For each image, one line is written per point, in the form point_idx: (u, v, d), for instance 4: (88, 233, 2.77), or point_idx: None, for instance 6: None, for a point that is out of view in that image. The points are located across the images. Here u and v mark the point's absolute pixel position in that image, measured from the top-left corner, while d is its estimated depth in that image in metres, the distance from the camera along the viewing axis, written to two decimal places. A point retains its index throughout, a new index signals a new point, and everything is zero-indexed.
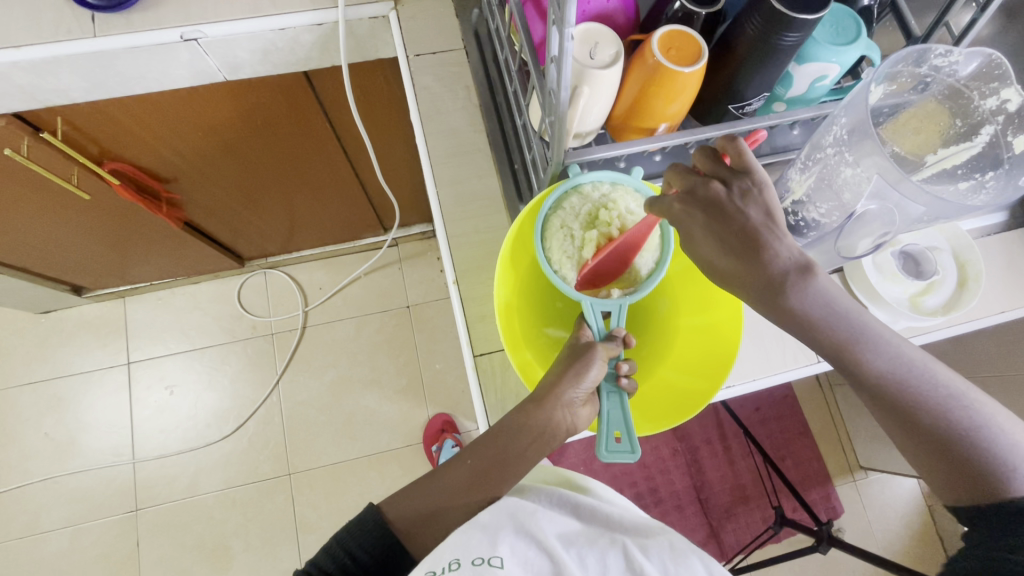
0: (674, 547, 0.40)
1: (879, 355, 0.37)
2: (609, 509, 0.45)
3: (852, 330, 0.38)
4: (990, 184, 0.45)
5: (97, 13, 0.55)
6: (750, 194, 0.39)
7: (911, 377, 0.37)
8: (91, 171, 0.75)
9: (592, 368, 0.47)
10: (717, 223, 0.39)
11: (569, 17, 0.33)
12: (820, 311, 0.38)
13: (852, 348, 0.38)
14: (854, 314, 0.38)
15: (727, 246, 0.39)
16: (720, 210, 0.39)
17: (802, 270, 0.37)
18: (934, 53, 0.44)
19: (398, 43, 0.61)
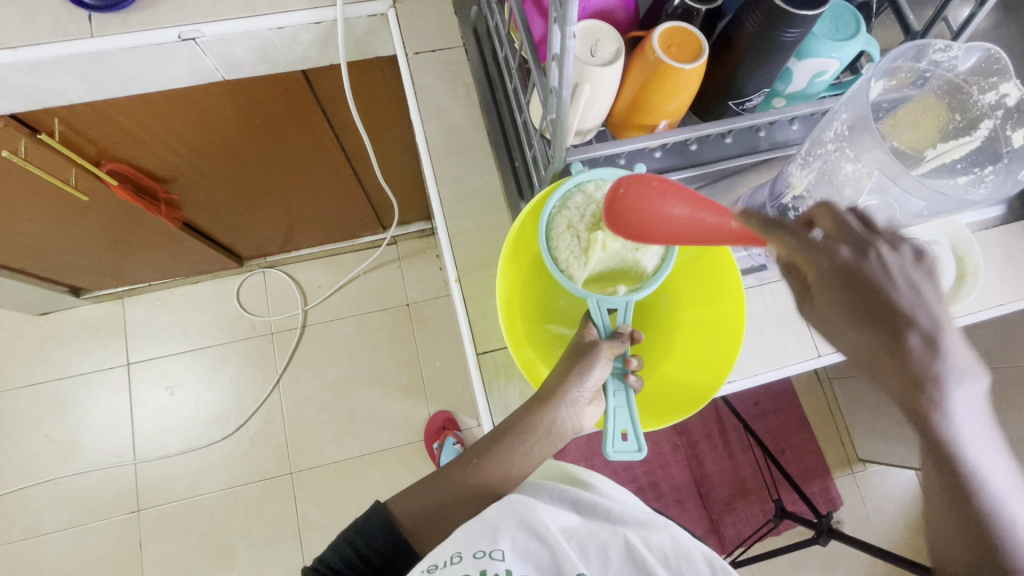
0: (675, 541, 0.40)
1: (1020, 511, 0.33)
2: (612, 503, 0.45)
3: (1001, 481, 0.32)
4: (990, 179, 0.46)
5: (94, 13, 0.54)
6: (911, 266, 0.34)
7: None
8: (89, 172, 0.75)
9: (598, 366, 0.46)
10: (859, 300, 0.34)
11: (571, 15, 0.33)
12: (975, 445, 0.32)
13: (998, 501, 0.32)
14: (1004, 460, 0.33)
15: (876, 325, 0.33)
16: (876, 287, 0.33)
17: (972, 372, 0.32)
18: (933, 49, 0.45)
19: (397, 41, 0.61)
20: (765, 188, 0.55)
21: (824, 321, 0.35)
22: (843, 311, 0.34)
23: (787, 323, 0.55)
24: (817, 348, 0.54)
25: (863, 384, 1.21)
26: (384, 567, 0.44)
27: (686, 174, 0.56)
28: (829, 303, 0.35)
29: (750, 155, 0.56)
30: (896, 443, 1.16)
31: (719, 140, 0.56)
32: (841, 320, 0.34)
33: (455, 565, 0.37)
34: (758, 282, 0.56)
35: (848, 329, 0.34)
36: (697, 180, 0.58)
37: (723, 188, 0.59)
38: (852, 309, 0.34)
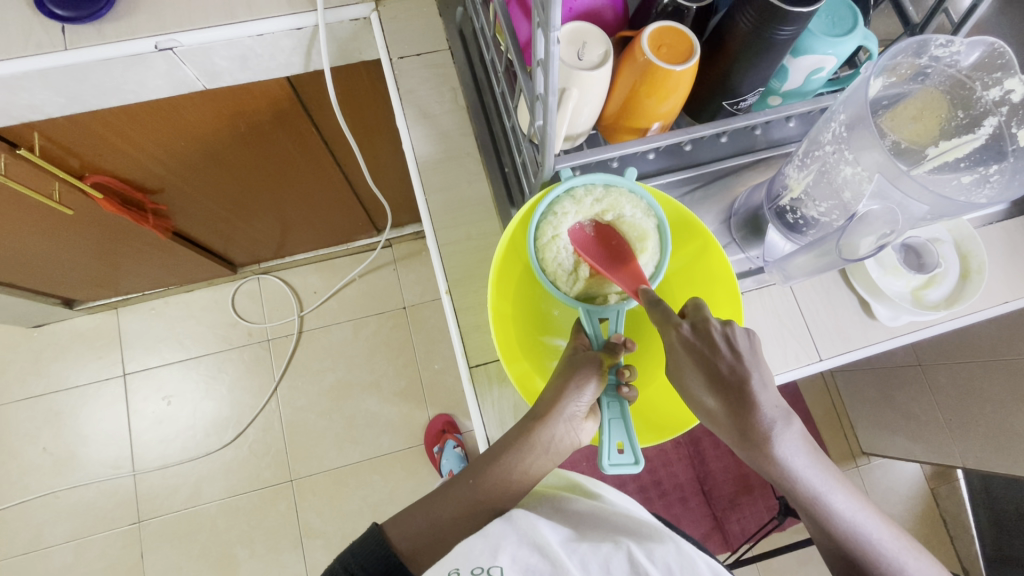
0: (680, 551, 0.39)
1: (839, 509, 0.42)
2: (614, 513, 0.44)
3: (819, 485, 0.42)
4: (995, 178, 0.44)
5: (67, 24, 0.53)
6: (735, 343, 0.41)
7: (864, 530, 0.42)
8: (73, 185, 0.73)
9: (593, 380, 0.45)
10: (703, 367, 0.40)
11: (555, 19, 0.31)
12: (799, 467, 0.41)
13: (817, 499, 0.42)
14: (822, 471, 0.42)
15: (711, 385, 0.40)
16: (712, 354, 0.40)
17: (783, 418, 0.40)
18: (934, 43, 0.43)
19: (381, 45, 0.59)
20: (763, 188, 0.53)
21: (675, 366, 0.42)
22: (691, 369, 0.41)
23: (789, 328, 0.53)
24: (818, 352, 0.53)
25: (866, 378, 1.20)
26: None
27: (681, 176, 0.54)
28: (682, 368, 0.41)
29: (745, 155, 0.55)
30: (899, 436, 1.16)
31: (714, 141, 0.55)
32: (691, 384, 0.41)
33: None
34: (756, 285, 0.54)
35: (687, 372, 0.41)
36: (692, 182, 0.56)
37: (718, 189, 0.57)
38: (694, 373, 0.41)
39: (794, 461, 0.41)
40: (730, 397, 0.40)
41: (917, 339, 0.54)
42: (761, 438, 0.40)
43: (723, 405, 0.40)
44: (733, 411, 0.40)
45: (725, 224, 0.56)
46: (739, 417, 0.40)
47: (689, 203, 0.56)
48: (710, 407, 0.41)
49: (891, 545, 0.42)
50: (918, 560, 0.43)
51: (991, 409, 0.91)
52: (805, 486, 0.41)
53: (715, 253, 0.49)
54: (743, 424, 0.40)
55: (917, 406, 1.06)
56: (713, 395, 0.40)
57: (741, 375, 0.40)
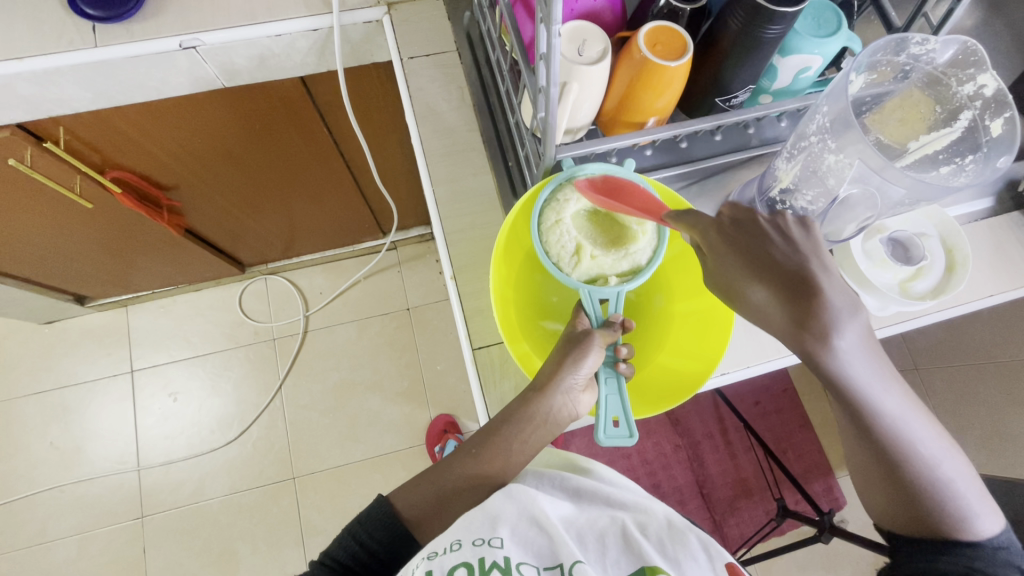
0: (672, 526, 0.41)
1: (888, 408, 0.39)
2: (612, 490, 0.46)
3: (874, 376, 0.37)
4: (970, 167, 0.47)
5: (98, 24, 0.56)
6: (787, 231, 0.39)
7: (907, 428, 0.40)
8: (93, 180, 0.76)
9: (591, 354, 0.47)
10: (746, 257, 0.39)
11: (556, 14, 0.34)
12: (856, 359, 0.36)
13: (869, 395, 0.38)
14: (878, 366, 0.38)
15: (764, 273, 0.38)
16: (762, 242, 0.39)
17: (849, 305, 0.36)
18: (912, 41, 0.46)
19: (392, 46, 0.62)
20: (754, 185, 0.55)
21: (728, 256, 0.40)
22: (741, 256, 0.39)
23: None
24: None
25: None
26: (387, 558, 0.44)
27: (677, 170, 0.57)
28: (734, 259, 0.40)
29: (741, 152, 0.57)
30: None
31: (709, 137, 0.57)
32: (739, 277, 0.39)
33: (453, 552, 0.38)
34: None
35: (740, 258, 0.39)
36: (689, 176, 0.59)
37: (714, 185, 0.60)
38: (741, 262, 0.39)
39: (852, 351, 0.36)
40: (783, 282, 0.37)
41: (904, 330, 0.56)
42: (824, 328, 0.36)
43: (776, 291, 0.37)
44: (785, 299, 0.37)
45: None
46: (796, 307, 0.36)
47: (687, 196, 0.59)
48: (762, 302, 0.38)
49: (928, 441, 0.41)
50: (951, 456, 0.42)
51: (985, 411, 0.92)
52: (858, 379, 0.37)
53: None
54: (800, 313, 0.36)
55: None
56: (762, 288, 0.38)
57: (798, 260, 0.38)
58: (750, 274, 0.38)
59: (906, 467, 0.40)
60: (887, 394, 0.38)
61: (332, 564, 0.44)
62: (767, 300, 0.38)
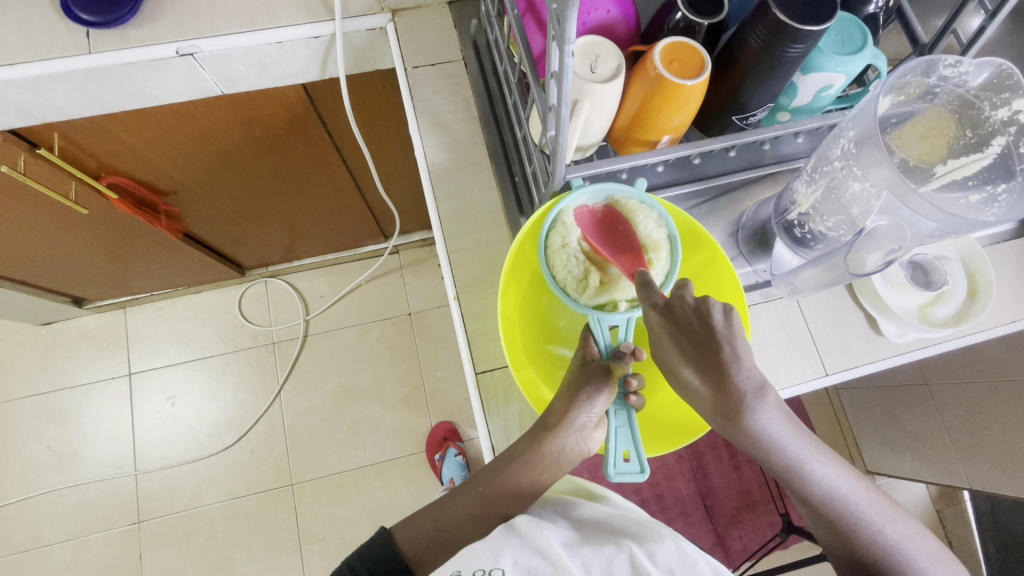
0: (682, 551, 0.39)
1: (827, 484, 0.40)
2: (617, 516, 0.44)
3: (795, 450, 0.40)
4: (1003, 198, 0.45)
5: (91, 29, 0.54)
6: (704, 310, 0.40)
7: (848, 501, 0.40)
8: (89, 185, 0.75)
9: (604, 394, 0.45)
10: (679, 338, 0.40)
11: (570, 34, 0.32)
12: (775, 431, 0.39)
13: (795, 467, 0.40)
14: (803, 440, 0.40)
15: (688, 360, 0.40)
16: (687, 327, 0.40)
17: (758, 390, 0.38)
18: (944, 63, 0.43)
19: (396, 55, 0.60)
20: (771, 203, 0.53)
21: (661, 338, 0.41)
22: (672, 341, 0.40)
23: (796, 341, 0.53)
24: (824, 366, 0.53)
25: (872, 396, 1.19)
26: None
27: (689, 188, 0.55)
28: (665, 342, 0.41)
29: (754, 170, 0.55)
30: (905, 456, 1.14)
31: (722, 154, 0.55)
32: (670, 356, 0.41)
33: None
34: (763, 298, 0.54)
35: (671, 342, 0.40)
36: (700, 195, 0.56)
37: (727, 203, 0.57)
38: (672, 345, 0.41)
39: (769, 428, 0.39)
40: (705, 365, 0.39)
41: (923, 357, 0.54)
42: (736, 411, 0.39)
43: (699, 375, 0.39)
44: (707, 381, 0.39)
45: (734, 235, 0.56)
46: (717, 387, 0.39)
47: (697, 215, 0.56)
48: (689, 381, 0.40)
49: (877, 514, 0.40)
50: (911, 534, 0.40)
51: (997, 430, 0.90)
52: (786, 453, 0.40)
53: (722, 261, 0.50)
54: (720, 393, 0.39)
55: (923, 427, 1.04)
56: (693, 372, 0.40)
57: (715, 345, 0.39)
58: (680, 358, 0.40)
59: (858, 545, 0.39)
60: (825, 468, 0.41)
61: None
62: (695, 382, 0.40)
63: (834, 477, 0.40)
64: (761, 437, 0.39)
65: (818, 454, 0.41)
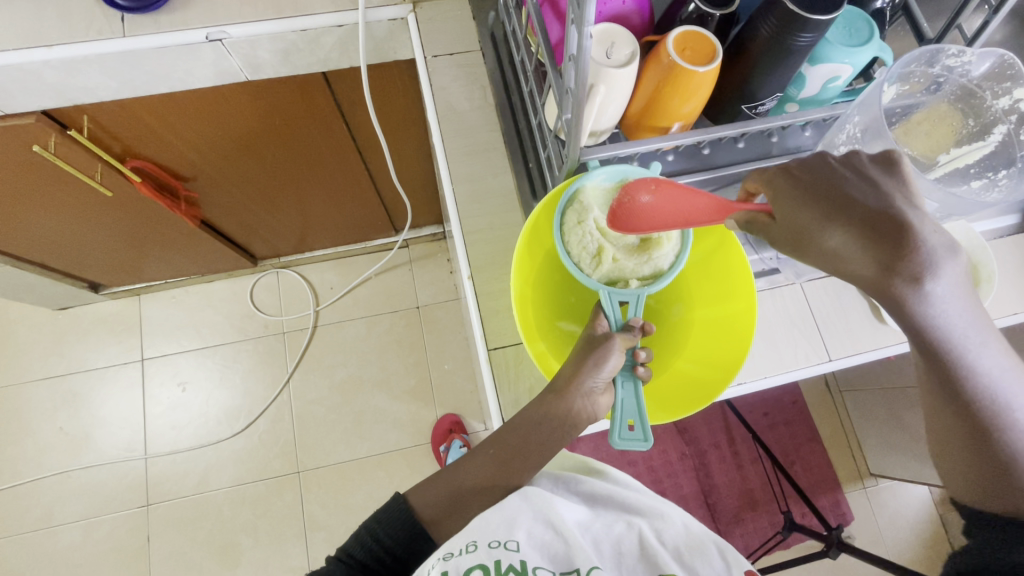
0: (688, 530, 0.41)
1: (984, 369, 0.37)
2: (624, 490, 0.46)
3: (968, 329, 0.36)
4: (1004, 183, 0.47)
5: (126, 14, 0.56)
6: (860, 166, 0.39)
7: (1003, 394, 0.37)
8: (114, 168, 0.77)
9: (614, 354, 0.47)
10: (824, 202, 0.37)
11: (589, 16, 0.34)
12: (948, 307, 0.35)
13: (959, 347, 0.36)
14: (977, 321, 0.36)
15: (850, 218, 0.36)
16: (839, 192, 0.37)
17: (948, 248, 0.34)
18: (946, 53, 0.46)
19: (417, 45, 0.62)
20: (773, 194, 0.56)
21: (801, 206, 0.38)
22: (818, 201, 0.37)
23: (799, 328, 0.55)
24: (827, 351, 0.55)
25: (875, 397, 1.19)
26: (403, 554, 0.46)
27: (698, 178, 0.56)
28: (805, 204, 0.38)
29: (761, 160, 0.57)
30: (907, 458, 1.15)
31: (731, 145, 0.57)
32: (810, 221, 0.38)
33: (468, 553, 0.38)
34: (769, 286, 0.57)
35: (810, 206, 0.38)
36: (710, 185, 0.58)
37: None
38: (809, 208, 0.38)
39: (945, 297, 0.35)
40: (864, 225, 0.35)
41: None
42: (919, 272, 0.34)
43: (858, 233, 0.35)
44: (864, 238, 0.35)
45: None
46: (884, 251, 0.34)
47: None
48: (837, 245, 0.36)
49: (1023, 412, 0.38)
50: None
51: None
52: (956, 328, 0.36)
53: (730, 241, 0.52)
54: (888, 254, 0.34)
55: None
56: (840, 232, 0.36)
57: (884, 203, 0.36)
58: (826, 217, 0.36)
59: (993, 439, 0.38)
60: (990, 354, 0.37)
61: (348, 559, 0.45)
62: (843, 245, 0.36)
63: (992, 364, 0.37)
64: (930, 311, 0.35)
65: (989, 339, 0.37)
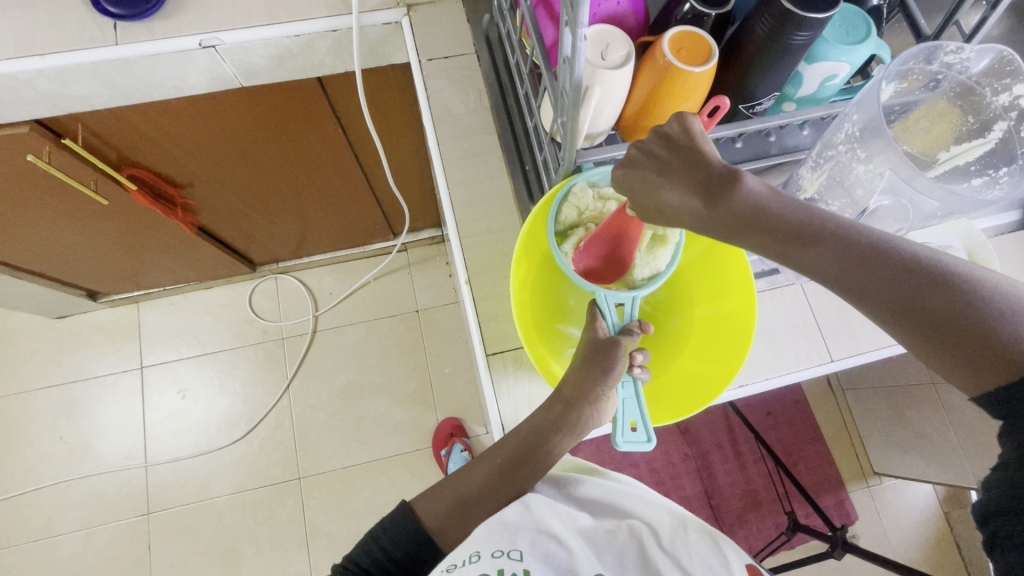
0: (690, 529, 0.41)
1: (825, 252, 0.34)
2: (626, 495, 0.46)
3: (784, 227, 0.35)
4: (1005, 179, 0.46)
5: (119, 22, 0.56)
6: (670, 134, 0.39)
7: (878, 269, 0.33)
8: (110, 177, 0.77)
9: (619, 353, 0.48)
10: (648, 175, 0.39)
11: (582, 17, 0.33)
12: (750, 214, 0.35)
13: (789, 245, 0.35)
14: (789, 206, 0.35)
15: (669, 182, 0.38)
16: (654, 158, 0.39)
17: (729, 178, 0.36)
18: (945, 50, 0.45)
19: (411, 48, 0.62)
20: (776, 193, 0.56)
21: (630, 184, 0.40)
22: (645, 180, 0.39)
23: (800, 329, 0.55)
24: (829, 352, 0.55)
25: (877, 396, 1.19)
26: (410, 564, 0.46)
27: None
28: (637, 183, 0.40)
29: (759, 160, 0.55)
30: (911, 456, 1.14)
31: (728, 145, 0.55)
32: (649, 194, 0.39)
33: (473, 564, 0.38)
34: (769, 286, 0.56)
35: (637, 184, 0.40)
36: None
37: None
38: (643, 184, 0.39)
39: (747, 212, 0.35)
40: (688, 179, 0.37)
41: None
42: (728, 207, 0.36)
43: (683, 192, 0.37)
44: (692, 184, 0.37)
45: None
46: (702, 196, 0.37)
47: None
48: (674, 204, 0.38)
49: (928, 259, 0.32)
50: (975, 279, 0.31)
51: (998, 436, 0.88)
52: (780, 218, 0.35)
53: (744, 306, 0.50)
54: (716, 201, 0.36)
55: (928, 426, 1.04)
56: (677, 188, 0.38)
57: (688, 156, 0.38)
58: (658, 175, 0.38)
59: (933, 310, 0.31)
60: (826, 235, 0.34)
61: (355, 568, 0.45)
62: (682, 197, 0.38)
63: (833, 243, 0.34)
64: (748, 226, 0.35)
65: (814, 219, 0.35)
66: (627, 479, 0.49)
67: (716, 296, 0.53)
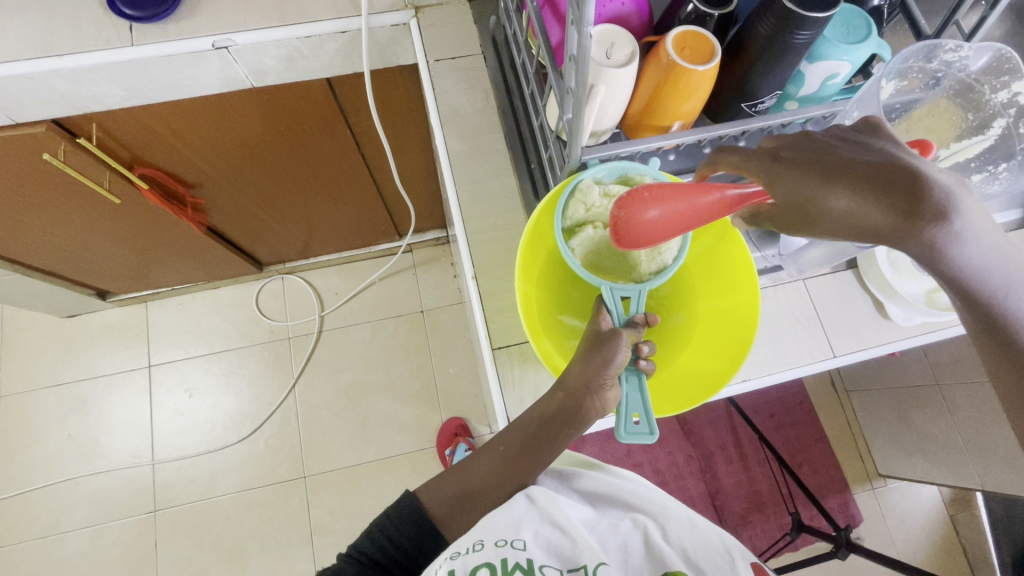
0: (693, 524, 0.42)
1: (1018, 302, 0.33)
2: (626, 486, 0.47)
3: (987, 266, 0.33)
4: (1004, 175, 0.47)
5: (135, 24, 0.58)
6: (859, 137, 0.36)
7: None
8: (122, 176, 0.78)
9: (621, 343, 0.47)
10: (818, 166, 0.35)
11: (589, 15, 0.34)
12: (963, 243, 0.32)
13: (985, 289, 0.33)
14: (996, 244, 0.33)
15: (855, 173, 0.34)
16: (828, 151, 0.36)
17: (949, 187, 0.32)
18: (943, 48, 0.47)
19: (419, 50, 0.63)
20: None
21: (791, 173, 0.37)
22: (811, 171, 0.36)
23: (804, 325, 0.56)
24: (832, 348, 0.55)
25: (881, 397, 1.18)
26: (413, 551, 0.46)
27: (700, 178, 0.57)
28: (803, 172, 0.36)
29: None
30: (916, 457, 1.13)
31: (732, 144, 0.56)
32: (813, 184, 0.35)
33: (475, 552, 0.38)
34: (772, 283, 0.57)
35: (807, 172, 0.36)
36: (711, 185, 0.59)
37: None
38: (814, 174, 0.36)
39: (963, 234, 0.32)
40: (871, 178, 0.33)
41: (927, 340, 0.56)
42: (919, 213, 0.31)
43: (860, 191, 0.33)
44: (877, 197, 0.33)
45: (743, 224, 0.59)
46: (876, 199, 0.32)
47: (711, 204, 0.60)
48: (841, 206, 0.34)
49: None
50: None
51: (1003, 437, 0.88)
52: (970, 266, 0.33)
53: (749, 301, 0.50)
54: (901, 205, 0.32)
55: (933, 427, 1.04)
56: (846, 189, 0.34)
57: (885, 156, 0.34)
58: (824, 179, 0.35)
59: None
60: (1020, 285, 0.33)
61: (360, 555, 0.46)
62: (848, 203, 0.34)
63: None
64: (950, 244, 0.32)
65: (1009, 264, 0.33)
66: (627, 473, 0.50)
67: (720, 291, 0.54)
